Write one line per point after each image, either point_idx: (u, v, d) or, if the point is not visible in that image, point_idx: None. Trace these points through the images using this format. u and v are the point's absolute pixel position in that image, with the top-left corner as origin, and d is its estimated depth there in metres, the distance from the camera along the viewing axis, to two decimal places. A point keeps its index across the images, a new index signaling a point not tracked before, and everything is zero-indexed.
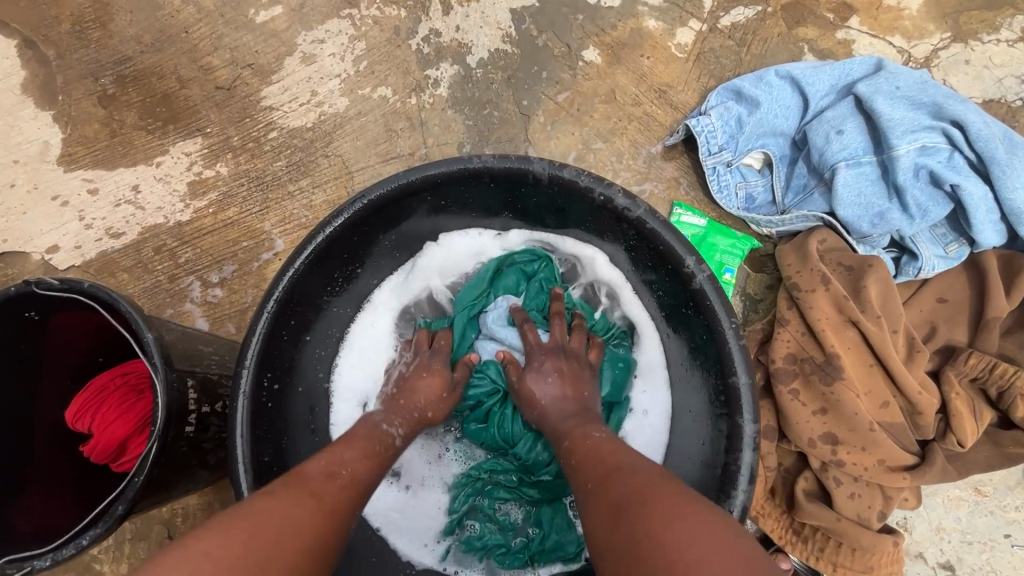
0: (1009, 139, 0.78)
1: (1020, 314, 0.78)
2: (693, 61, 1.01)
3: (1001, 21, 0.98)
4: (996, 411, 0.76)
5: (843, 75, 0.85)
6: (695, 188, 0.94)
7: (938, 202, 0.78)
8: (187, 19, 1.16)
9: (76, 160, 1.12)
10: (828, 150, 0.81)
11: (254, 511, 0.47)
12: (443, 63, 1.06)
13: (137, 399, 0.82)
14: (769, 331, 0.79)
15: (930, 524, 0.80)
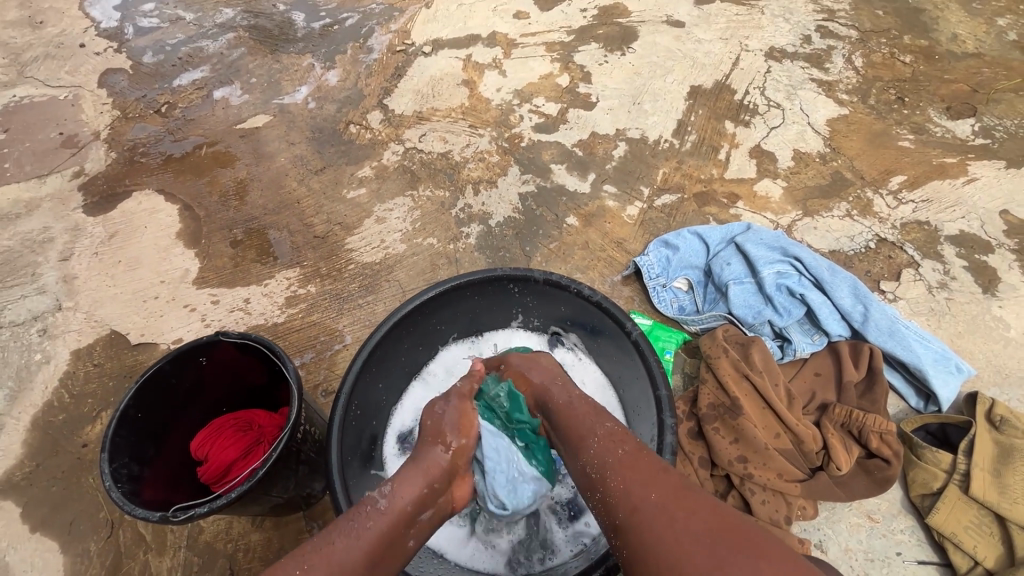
0: (833, 268, 1.25)
1: (868, 380, 1.14)
2: (639, 225, 1.53)
3: (833, 205, 1.52)
4: (862, 448, 1.07)
5: (729, 232, 1.36)
6: (644, 301, 1.36)
7: (796, 305, 1.21)
8: (300, 194, 1.72)
9: (207, 281, 1.57)
10: (723, 274, 1.28)
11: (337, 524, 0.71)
12: (472, 224, 1.58)
13: (243, 434, 1.10)
14: (697, 390, 1.14)
15: (840, 544, 1.03)
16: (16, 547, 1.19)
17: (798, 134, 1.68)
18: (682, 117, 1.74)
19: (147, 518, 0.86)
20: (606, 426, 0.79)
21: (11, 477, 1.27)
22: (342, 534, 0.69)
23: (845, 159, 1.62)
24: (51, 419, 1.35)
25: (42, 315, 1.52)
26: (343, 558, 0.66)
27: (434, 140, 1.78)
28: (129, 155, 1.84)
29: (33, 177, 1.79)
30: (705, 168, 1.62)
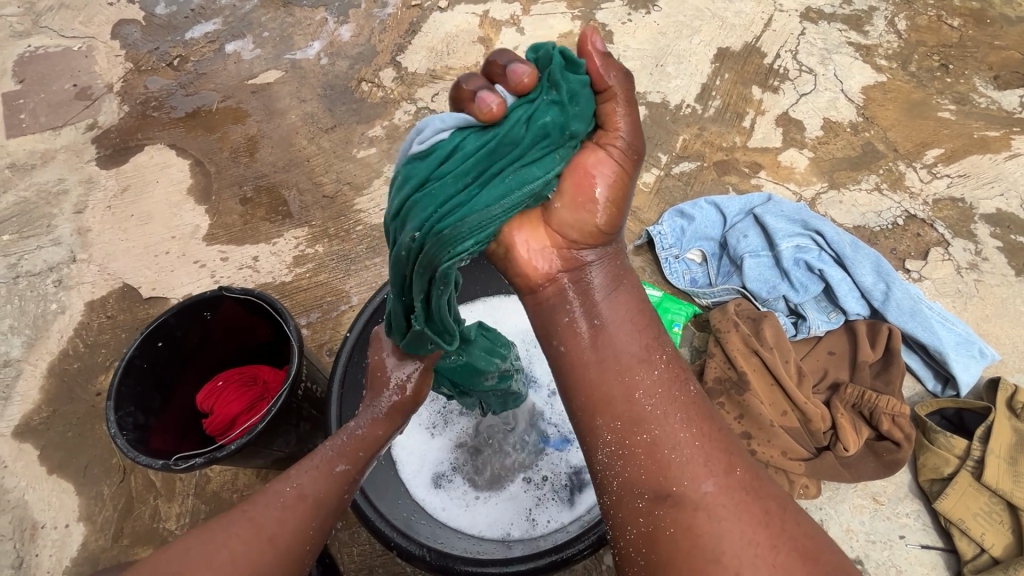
0: (856, 244, 1.20)
1: (883, 361, 1.10)
2: (655, 193, 1.48)
3: (862, 177, 1.45)
4: (872, 429, 1.04)
5: (748, 203, 1.30)
6: (655, 272, 1.33)
7: (814, 281, 1.17)
8: (310, 153, 1.69)
9: (217, 238, 1.56)
10: (739, 247, 1.24)
11: (275, 513, 0.66)
12: None
13: (247, 389, 1.11)
14: (704, 364, 1.12)
15: (841, 525, 1.02)
16: (35, 487, 1.24)
17: (830, 101, 1.59)
18: (707, 81, 1.66)
19: (150, 465, 0.89)
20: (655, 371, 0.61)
21: (29, 422, 1.31)
22: (326, 460, 0.72)
23: (879, 130, 1.53)
24: (67, 367, 1.39)
25: (57, 265, 1.54)
26: (328, 482, 0.71)
27: (447, 99, 1.72)
28: (141, 109, 1.82)
29: (48, 128, 1.79)
30: (727, 136, 1.55)
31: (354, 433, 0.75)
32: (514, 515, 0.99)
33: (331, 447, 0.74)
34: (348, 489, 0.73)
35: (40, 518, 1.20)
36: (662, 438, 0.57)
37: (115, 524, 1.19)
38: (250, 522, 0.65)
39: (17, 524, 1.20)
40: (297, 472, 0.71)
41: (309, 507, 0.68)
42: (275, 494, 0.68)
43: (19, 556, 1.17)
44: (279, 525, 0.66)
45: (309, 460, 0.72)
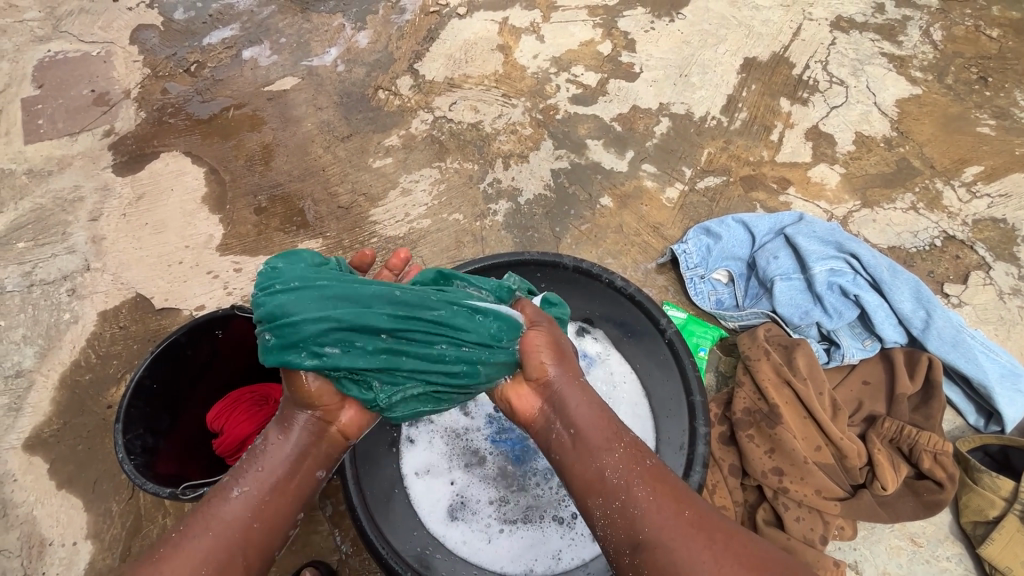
0: (894, 269, 1.15)
1: (923, 394, 1.04)
2: (678, 209, 1.43)
3: (897, 196, 1.39)
4: (911, 467, 0.99)
5: (778, 222, 1.25)
6: (679, 292, 1.28)
7: (849, 306, 1.12)
8: (325, 162, 1.66)
9: (230, 248, 1.54)
10: (769, 268, 1.18)
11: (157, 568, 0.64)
12: (501, 200, 1.51)
13: (258, 409, 1.08)
14: (732, 392, 1.07)
15: (877, 567, 0.96)
16: (44, 502, 1.22)
17: (862, 114, 1.53)
18: (733, 92, 1.60)
19: (158, 493, 0.86)
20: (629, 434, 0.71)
21: (40, 434, 1.30)
22: (225, 492, 0.69)
23: (915, 145, 1.47)
24: (78, 378, 1.37)
25: (71, 274, 1.53)
26: (222, 513, 0.67)
27: (465, 108, 1.69)
28: (157, 115, 1.81)
29: (65, 134, 1.79)
30: (755, 150, 1.49)
31: (256, 462, 0.70)
32: (537, 549, 0.96)
33: (236, 476, 0.70)
34: (251, 521, 0.67)
35: (48, 534, 1.19)
36: (627, 498, 0.65)
37: (123, 543, 1.17)
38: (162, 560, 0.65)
39: (25, 540, 1.18)
40: (196, 511, 0.69)
41: (199, 553, 0.65)
42: (166, 539, 0.66)
43: (28, 574, 1.15)
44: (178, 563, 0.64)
45: (209, 497, 0.70)
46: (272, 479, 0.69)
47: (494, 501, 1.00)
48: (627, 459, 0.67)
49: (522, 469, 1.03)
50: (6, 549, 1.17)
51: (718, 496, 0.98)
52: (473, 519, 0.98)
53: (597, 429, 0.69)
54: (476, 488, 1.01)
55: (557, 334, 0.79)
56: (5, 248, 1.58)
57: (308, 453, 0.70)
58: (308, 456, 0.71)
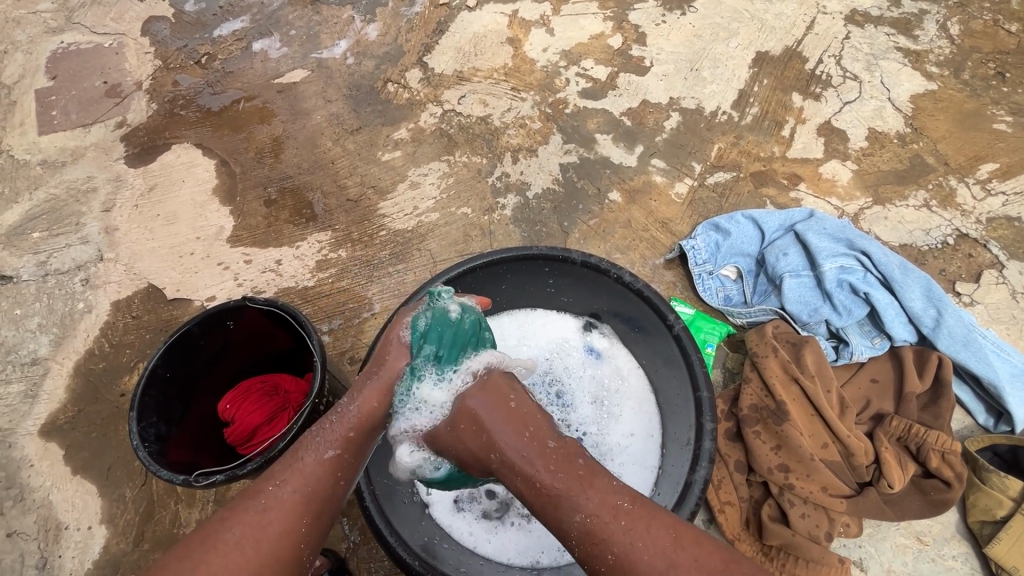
0: (905, 267, 1.14)
1: (932, 392, 1.04)
2: (687, 205, 1.42)
3: (909, 193, 1.38)
4: (919, 465, 0.99)
5: (788, 219, 1.24)
6: (687, 288, 1.28)
7: (858, 304, 1.11)
8: (334, 155, 1.67)
9: (241, 240, 1.55)
10: (778, 265, 1.18)
11: (261, 520, 0.68)
12: (509, 194, 1.51)
13: (268, 399, 1.10)
14: (738, 389, 1.07)
15: (882, 565, 0.96)
16: (59, 487, 1.25)
17: (875, 110, 1.51)
18: (745, 87, 1.59)
19: (171, 480, 0.88)
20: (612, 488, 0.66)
21: (55, 421, 1.33)
22: (312, 449, 0.73)
23: (929, 142, 1.45)
24: (92, 367, 1.39)
25: (85, 264, 1.55)
26: (314, 470, 0.72)
27: (473, 102, 1.68)
28: (169, 107, 1.82)
29: (79, 125, 1.80)
30: (766, 146, 1.48)
31: (345, 422, 0.75)
32: (543, 542, 0.97)
33: (317, 436, 0.75)
34: (338, 476, 0.73)
35: (64, 519, 1.21)
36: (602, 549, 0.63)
37: (136, 528, 1.20)
38: (238, 518, 0.68)
39: (41, 525, 1.21)
40: (285, 467, 0.72)
41: (297, 504, 0.70)
42: (261, 494, 0.70)
43: (44, 557, 1.18)
44: (269, 519, 0.68)
45: (297, 454, 0.74)
46: (357, 435, 0.75)
47: (501, 493, 1.01)
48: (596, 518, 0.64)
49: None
50: (23, 533, 1.20)
51: (723, 492, 0.99)
52: (480, 511, 1.00)
53: (562, 489, 0.66)
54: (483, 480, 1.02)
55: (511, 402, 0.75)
56: (20, 238, 1.60)
57: (390, 417, 0.79)
58: (389, 416, 0.79)
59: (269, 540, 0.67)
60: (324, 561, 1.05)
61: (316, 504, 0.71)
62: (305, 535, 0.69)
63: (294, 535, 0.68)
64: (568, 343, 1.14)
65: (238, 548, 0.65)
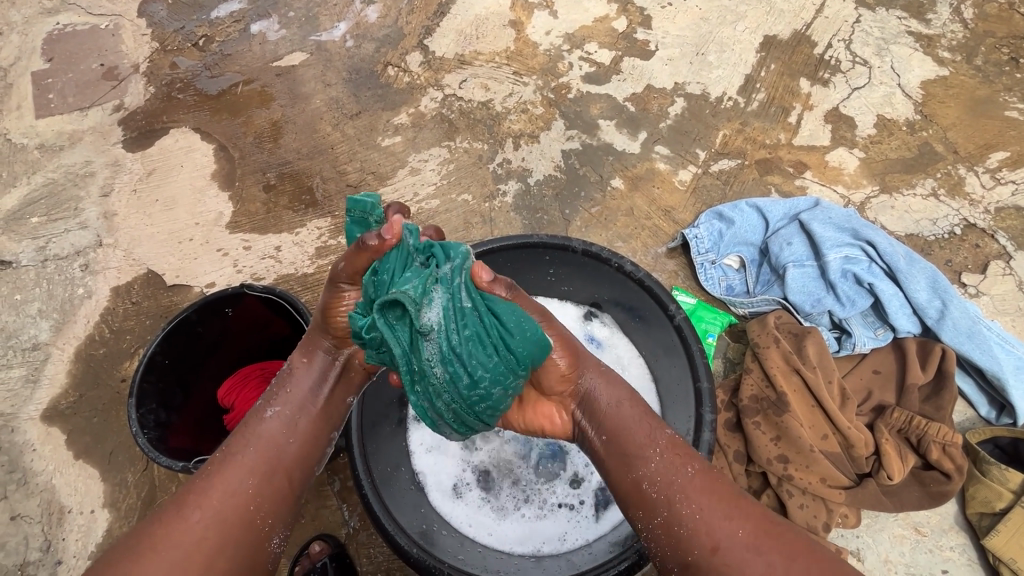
0: (910, 257, 1.12)
1: (935, 384, 1.03)
2: (691, 192, 1.40)
3: (917, 181, 1.35)
4: (919, 457, 0.99)
5: (793, 208, 1.22)
6: (689, 278, 1.26)
7: (862, 295, 1.10)
8: (334, 140, 1.65)
9: (240, 226, 1.54)
10: (782, 255, 1.17)
11: (210, 479, 0.72)
12: (510, 181, 1.49)
13: (267, 385, 1.10)
14: (739, 379, 1.06)
15: (879, 555, 0.97)
16: (62, 471, 1.26)
17: (885, 96, 1.48)
18: (751, 72, 1.56)
19: (170, 466, 0.88)
20: (666, 434, 0.74)
21: (58, 405, 1.33)
22: (257, 416, 0.79)
23: (938, 129, 1.42)
24: (92, 352, 1.40)
25: (84, 249, 1.54)
26: (259, 432, 0.77)
27: (475, 86, 1.65)
28: (167, 91, 1.80)
29: (76, 108, 1.78)
30: (772, 133, 1.46)
31: (286, 387, 0.82)
32: (543, 532, 0.97)
33: (263, 405, 0.80)
34: (283, 435, 0.78)
35: (67, 503, 1.23)
36: (677, 497, 0.68)
37: (139, 512, 1.21)
38: (197, 483, 0.72)
39: (45, 507, 1.22)
40: (235, 433, 0.78)
41: (243, 461, 0.74)
42: (213, 457, 0.75)
43: (47, 539, 1.20)
44: (213, 479, 0.72)
45: (246, 420, 0.79)
46: (297, 399, 0.81)
47: (498, 482, 1.02)
48: (669, 466, 0.70)
49: (527, 450, 1.05)
50: (27, 516, 1.21)
51: None
52: (479, 499, 1.00)
53: (636, 421, 0.75)
54: (481, 471, 1.03)
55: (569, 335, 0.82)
56: (18, 222, 1.59)
57: (329, 377, 0.84)
58: (328, 381, 0.84)
59: (215, 501, 0.70)
60: (323, 545, 1.10)
61: (261, 462, 0.75)
62: (251, 492, 0.72)
63: (243, 490, 0.72)
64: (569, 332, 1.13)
65: (183, 512, 0.68)
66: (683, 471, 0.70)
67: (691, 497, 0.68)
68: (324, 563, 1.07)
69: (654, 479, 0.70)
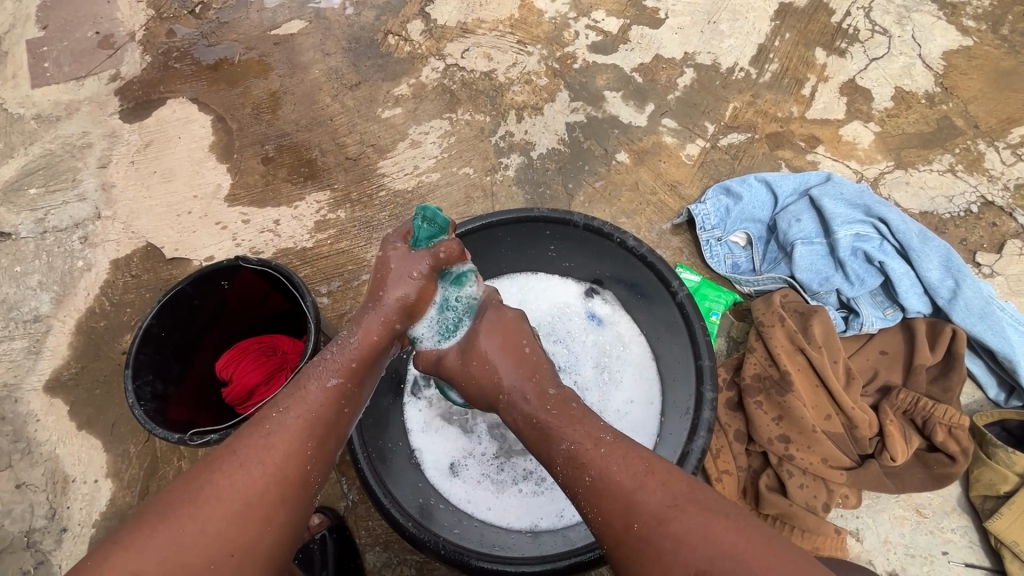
0: (924, 235, 1.08)
1: (943, 365, 1.01)
2: (698, 167, 1.36)
3: (934, 157, 1.30)
4: (924, 439, 0.97)
5: (803, 182, 1.18)
6: (694, 255, 1.23)
7: (872, 274, 1.06)
8: (333, 111, 1.61)
9: (238, 199, 1.52)
10: (790, 232, 1.13)
11: (266, 440, 0.67)
12: (513, 154, 1.45)
13: (266, 359, 1.09)
14: (743, 358, 1.04)
15: (879, 536, 0.96)
16: (66, 442, 1.27)
17: (904, 68, 1.42)
18: (765, 41, 1.49)
19: (166, 438, 0.88)
20: (572, 434, 0.66)
21: (60, 377, 1.34)
22: (315, 378, 0.73)
23: (959, 102, 1.36)
24: (93, 325, 1.40)
25: (83, 222, 1.53)
26: (318, 396, 0.72)
27: (477, 56, 1.60)
28: (163, 60, 1.75)
29: (71, 78, 1.75)
30: (784, 105, 1.40)
31: (348, 347, 0.76)
32: (541, 509, 0.97)
33: (320, 365, 0.74)
34: (342, 400, 0.73)
35: (71, 472, 1.24)
36: (586, 500, 0.63)
37: (142, 482, 1.23)
38: (243, 440, 0.66)
39: (49, 477, 1.24)
40: (288, 393, 0.72)
41: (303, 424, 0.69)
42: (267, 417, 0.69)
43: (52, 508, 1.21)
44: (272, 441, 0.67)
45: (301, 381, 0.73)
46: (359, 364, 0.76)
47: (495, 459, 1.02)
48: (574, 461, 0.65)
49: None
50: (31, 484, 1.23)
51: (721, 461, 0.97)
52: (476, 475, 1.00)
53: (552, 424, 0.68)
54: (478, 447, 1.03)
55: (518, 336, 0.77)
56: (17, 194, 1.58)
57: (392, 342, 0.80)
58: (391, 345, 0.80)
59: (277, 459, 0.66)
60: (322, 517, 1.11)
61: (319, 425, 0.70)
62: (312, 453, 0.68)
63: (303, 451, 0.67)
64: (569, 309, 1.11)
65: (243, 472, 0.64)
66: (587, 462, 0.64)
67: (603, 489, 0.62)
68: (322, 535, 1.09)
69: (567, 477, 0.65)
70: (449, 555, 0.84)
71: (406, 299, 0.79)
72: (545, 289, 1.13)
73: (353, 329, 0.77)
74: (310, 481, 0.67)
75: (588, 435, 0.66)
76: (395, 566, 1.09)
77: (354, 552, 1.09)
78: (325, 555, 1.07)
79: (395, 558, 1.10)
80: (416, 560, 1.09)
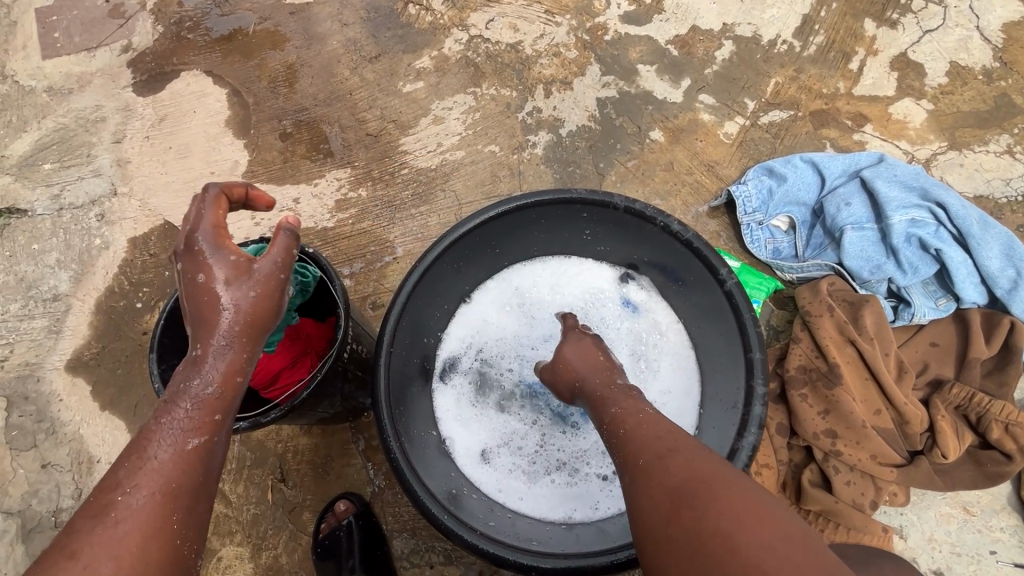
0: (984, 221, 1.02)
1: (1000, 359, 0.96)
2: (737, 146, 1.30)
3: (991, 137, 1.24)
4: (977, 436, 0.93)
5: (854, 163, 1.12)
6: (732, 239, 1.18)
7: (926, 262, 1.01)
8: (353, 85, 1.55)
9: (256, 176, 1.48)
10: (839, 216, 1.07)
11: (115, 531, 0.50)
12: (541, 131, 1.39)
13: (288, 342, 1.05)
14: (787, 348, 1.00)
15: (923, 533, 0.93)
16: (90, 422, 1.26)
17: (960, 40, 1.33)
18: (810, 11, 1.40)
19: None
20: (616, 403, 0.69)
21: (81, 356, 1.32)
22: (163, 443, 0.56)
23: (1018, 79, 1.28)
24: (113, 304, 1.38)
25: (99, 199, 1.50)
26: (173, 463, 0.55)
27: (503, 26, 1.52)
28: (176, 30, 1.69)
29: (82, 49, 1.69)
30: (830, 81, 1.33)
31: (198, 394, 0.58)
32: (575, 500, 0.95)
33: (166, 424, 0.56)
34: (212, 457, 0.57)
35: (95, 453, 1.24)
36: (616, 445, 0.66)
37: None
38: (83, 543, 0.50)
39: (73, 456, 1.23)
40: (127, 466, 0.54)
41: (166, 502, 0.53)
42: (109, 507, 0.51)
43: (78, 488, 1.21)
44: (123, 536, 0.50)
45: (137, 448, 0.55)
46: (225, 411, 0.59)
47: (527, 446, 1.00)
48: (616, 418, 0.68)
49: (550, 413, 1.02)
50: (57, 464, 1.23)
51: (762, 454, 0.94)
52: (507, 463, 0.98)
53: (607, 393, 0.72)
54: (510, 435, 1.00)
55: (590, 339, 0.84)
56: (31, 169, 1.54)
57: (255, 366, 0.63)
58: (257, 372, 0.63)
59: (138, 552, 0.50)
60: (348, 504, 1.08)
61: (189, 497, 0.55)
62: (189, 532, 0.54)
63: (175, 534, 0.53)
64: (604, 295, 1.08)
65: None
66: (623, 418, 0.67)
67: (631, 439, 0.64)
68: (349, 522, 1.06)
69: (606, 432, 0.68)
70: (484, 546, 0.80)
71: (253, 318, 0.61)
72: (578, 274, 1.09)
73: (201, 371, 0.59)
74: (184, 572, 0.53)
75: (635, 405, 0.69)
76: (423, 553, 1.09)
77: (380, 539, 1.07)
78: (351, 542, 1.04)
79: (424, 544, 1.10)
80: (444, 548, 1.10)
